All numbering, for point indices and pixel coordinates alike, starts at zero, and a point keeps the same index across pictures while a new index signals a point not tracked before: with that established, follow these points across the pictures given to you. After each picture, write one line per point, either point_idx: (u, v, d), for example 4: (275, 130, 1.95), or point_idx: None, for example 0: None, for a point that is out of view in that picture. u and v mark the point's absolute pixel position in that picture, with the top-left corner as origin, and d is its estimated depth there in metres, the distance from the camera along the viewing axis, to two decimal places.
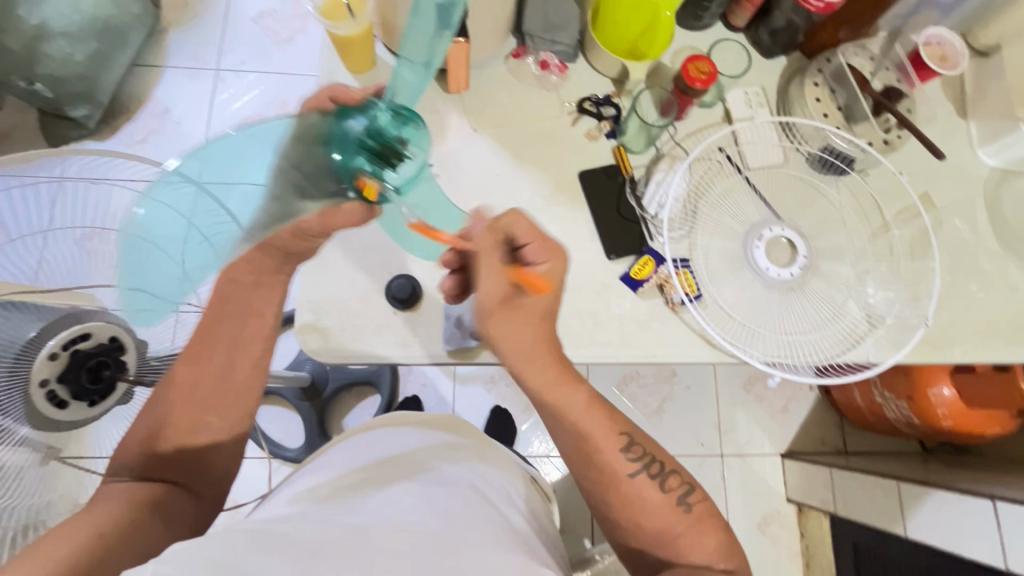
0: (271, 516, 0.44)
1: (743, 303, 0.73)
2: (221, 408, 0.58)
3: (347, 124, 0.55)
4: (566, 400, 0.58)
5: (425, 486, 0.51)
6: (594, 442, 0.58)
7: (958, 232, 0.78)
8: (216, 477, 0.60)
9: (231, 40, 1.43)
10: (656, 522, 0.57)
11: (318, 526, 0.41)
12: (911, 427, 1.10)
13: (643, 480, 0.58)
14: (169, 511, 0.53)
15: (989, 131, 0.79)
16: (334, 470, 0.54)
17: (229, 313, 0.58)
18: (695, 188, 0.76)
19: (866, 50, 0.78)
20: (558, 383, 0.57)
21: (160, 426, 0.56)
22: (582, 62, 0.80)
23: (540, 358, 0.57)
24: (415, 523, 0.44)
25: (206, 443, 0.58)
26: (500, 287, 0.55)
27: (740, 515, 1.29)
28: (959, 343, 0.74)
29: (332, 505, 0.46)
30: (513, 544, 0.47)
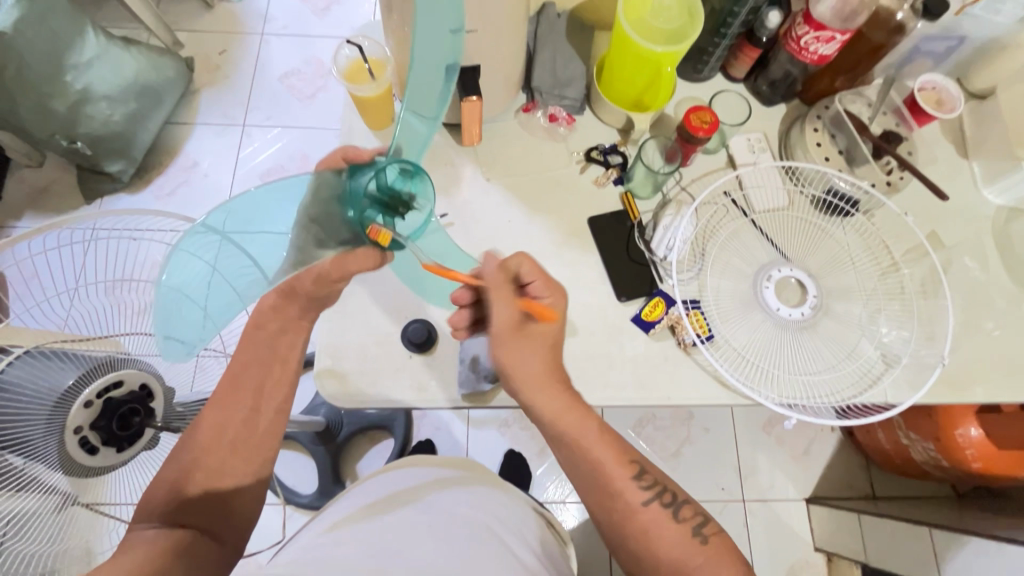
0: (291, 560, 0.44)
1: (756, 343, 0.74)
2: (247, 451, 0.59)
3: (358, 180, 0.57)
4: (581, 433, 0.58)
5: (443, 530, 0.50)
6: (604, 469, 0.58)
7: (969, 270, 0.78)
8: (239, 525, 0.58)
9: (258, 99, 1.52)
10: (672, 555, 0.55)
11: (338, 574, 0.41)
12: (940, 470, 1.06)
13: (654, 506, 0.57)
14: (196, 556, 0.52)
15: (992, 171, 0.80)
16: (351, 513, 0.54)
17: (259, 359, 0.61)
18: (703, 232, 0.78)
19: (863, 97, 0.81)
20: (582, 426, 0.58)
21: (184, 470, 0.57)
22: (589, 113, 0.85)
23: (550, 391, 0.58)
24: (433, 567, 0.44)
25: (230, 487, 0.58)
26: (512, 315, 0.58)
27: (766, 565, 1.24)
28: (980, 382, 0.73)
29: (352, 547, 0.46)
30: None
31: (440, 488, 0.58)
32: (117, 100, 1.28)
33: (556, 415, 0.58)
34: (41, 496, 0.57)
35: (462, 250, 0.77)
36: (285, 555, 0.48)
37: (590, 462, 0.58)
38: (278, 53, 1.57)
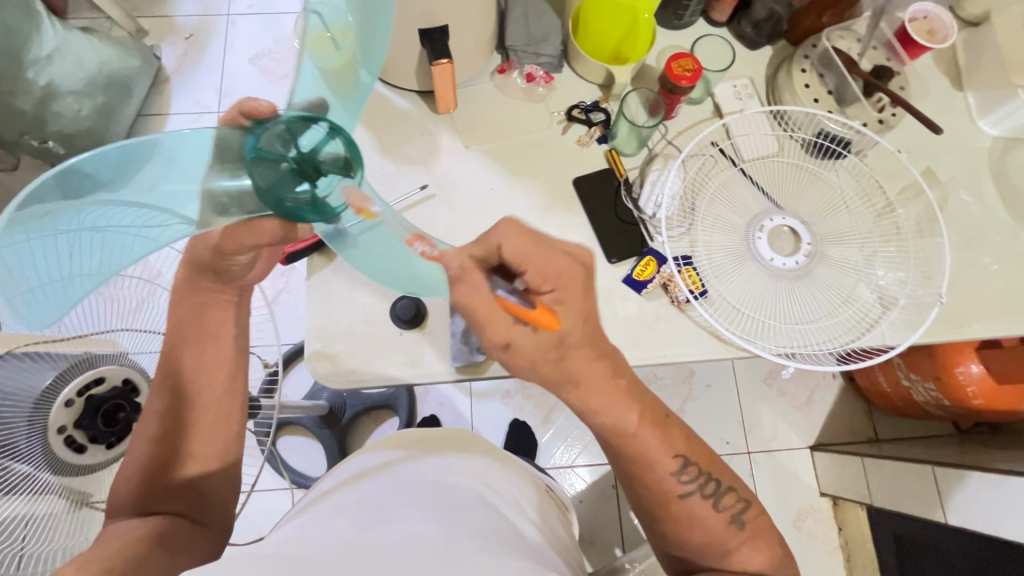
0: (284, 539, 0.44)
1: (751, 296, 0.72)
2: (204, 432, 0.59)
3: (262, 150, 0.48)
4: (620, 418, 0.53)
5: (428, 499, 0.50)
6: (649, 460, 0.55)
7: (965, 205, 0.76)
8: (217, 504, 0.60)
9: (230, 83, 1.47)
10: (709, 538, 0.56)
11: (327, 547, 0.41)
12: (941, 409, 1.07)
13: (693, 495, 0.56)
14: (176, 541, 0.52)
15: (987, 102, 0.78)
16: (336, 489, 0.54)
17: (195, 344, 0.60)
18: (691, 184, 0.76)
19: (851, 33, 0.77)
20: (609, 404, 0.53)
21: (153, 460, 0.56)
22: (567, 70, 0.82)
23: (588, 385, 0.52)
24: (427, 535, 0.44)
25: (196, 470, 0.59)
26: (501, 334, 0.48)
27: (773, 513, 1.26)
28: (979, 318, 0.72)
29: (347, 522, 0.46)
30: (518, 551, 0.47)
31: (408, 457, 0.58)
32: (83, 94, 1.24)
33: (602, 409, 0.53)
34: (35, 497, 0.58)
35: (445, 223, 0.75)
36: (277, 535, 0.48)
37: (634, 452, 0.55)
38: (245, 33, 1.51)
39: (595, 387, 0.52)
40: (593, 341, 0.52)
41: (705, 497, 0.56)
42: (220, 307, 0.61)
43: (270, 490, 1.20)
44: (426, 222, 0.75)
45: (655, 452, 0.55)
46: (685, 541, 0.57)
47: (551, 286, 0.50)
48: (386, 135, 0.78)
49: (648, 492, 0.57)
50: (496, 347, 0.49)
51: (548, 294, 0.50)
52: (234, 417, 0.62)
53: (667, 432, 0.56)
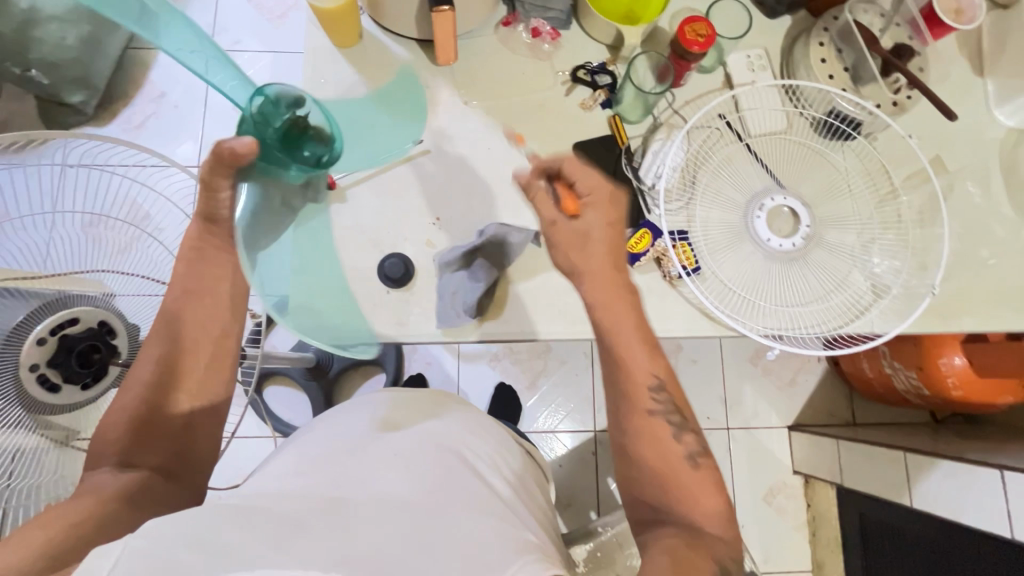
0: (256, 491, 0.44)
1: (744, 275, 0.72)
2: (191, 385, 0.59)
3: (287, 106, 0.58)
4: (618, 317, 0.58)
5: (405, 458, 0.50)
6: (629, 367, 0.58)
7: (970, 197, 0.75)
8: (196, 462, 0.59)
9: (224, 19, 1.41)
10: (662, 452, 0.56)
11: (294, 505, 0.41)
12: (921, 398, 1.08)
13: (635, 407, 0.57)
14: (151, 497, 0.52)
15: (1006, 90, 0.75)
16: (315, 445, 0.54)
17: (194, 293, 0.60)
18: (694, 157, 0.74)
19: (875, 7, 0.73)
20: (607, 298, 0.57)
21: (142, 408, 0.56)
22: (576, 28, 0.78)
23: (613, 310, 0.58)
24: (404, 496, 0.45)
25: (182, 421, 0.58)
26: (548, 215, 0.59)
27: (745, 487, 1.30)
28: (969, 312, 0.71)
29: (319, 478, 0.46)
30: (493, 513, 0.47)
31: (403, 414, 0.57)
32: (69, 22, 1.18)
33: (601, 301, 0.58)
34: (11, 429, 0.57)
35: (438, 181, 0.73)
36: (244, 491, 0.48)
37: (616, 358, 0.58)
38: None
39: (617, 309, 0.58)
40: (616, 253, 0.59)
41: (657, 413, 0.57)
42: (217, 253, 0.60)
43: (255, 437, 1.21)
44: (420, 179, 0.73)
45: (637, 364, 0.58)
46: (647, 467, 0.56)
47: (591, 196, 0.58)
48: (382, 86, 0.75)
49: (625, 412, 0.58)
50: (545, 226, 0.59)
51: (588, 200, 0.58)
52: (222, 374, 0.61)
53: (652, 351, 0.59)
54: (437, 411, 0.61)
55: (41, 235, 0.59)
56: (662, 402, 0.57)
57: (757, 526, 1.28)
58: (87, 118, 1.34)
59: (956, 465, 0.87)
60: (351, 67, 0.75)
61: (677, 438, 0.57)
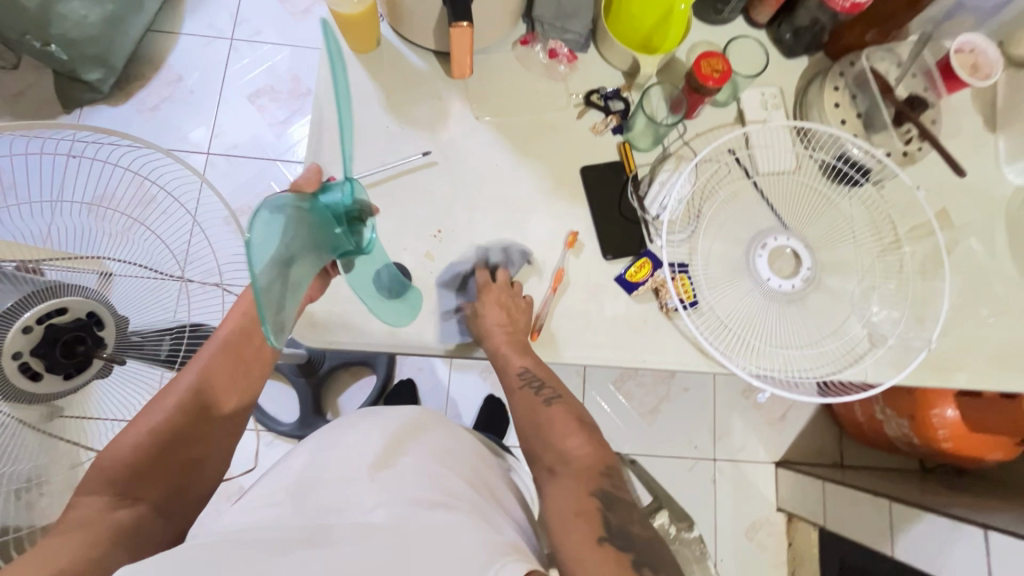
0: (236, 528, 0.46)
1: (742, 313, 0.71)
2: (211, 426, 0.62)
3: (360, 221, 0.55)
4: (501, 338, 0.68)
5: (396, 484, 0.51)
6: (501, 359, 0.68)
7: (973, 253, 0.74)
8: (191, 501, 0.61)
9: (247, 11, 1.43)
10: (530, 416, 0.66)
11: (270, 555, 0.41)
12: (910, 446, 1.07)
13: (508, 381, 0.68)
14: (140, 533, 0.55)
15: (1017, 149, 0.75)
16: (300, 470, 0.55)
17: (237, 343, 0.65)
18: (701, 190, 0.74)
19: (892, 55, 0.74)
20: (492, 332, 0.68)
21: (165, 436, 0.59)
22: (593, 52, 0.78)
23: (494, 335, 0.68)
24: (385, 519, 0.47)
25: (192, 460, 0.61)
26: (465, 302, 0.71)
27: (728, 521, 1.29)
28: (963, 368, 0.71)
29: (308, 508, 0.48)
30: (485, 531, 0.49)
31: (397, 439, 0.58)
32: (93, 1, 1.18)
33: (496, 328, 0.68)
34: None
35: (443, 193, 0.73)
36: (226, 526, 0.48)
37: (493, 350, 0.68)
38: None
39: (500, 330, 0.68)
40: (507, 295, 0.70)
41: (525, 385, 0.67)
42: None
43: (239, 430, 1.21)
44: (425, 191, 0.73)
45: (509, 362, 0.67)
46: (518, 421, 0.68)
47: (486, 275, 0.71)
48: (395, 93, 0.75)
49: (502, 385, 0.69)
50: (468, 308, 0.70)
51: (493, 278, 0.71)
52: (238, 418, 0.65)
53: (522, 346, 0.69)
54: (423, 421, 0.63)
55: (42, 220, 0.61)
56: (529, 377, 0.67)
57: (736, 561, 1.27)
58: (102, 95, 1.34)
59: (940, 519, 0.87)
60: (365, 72, 0.75)
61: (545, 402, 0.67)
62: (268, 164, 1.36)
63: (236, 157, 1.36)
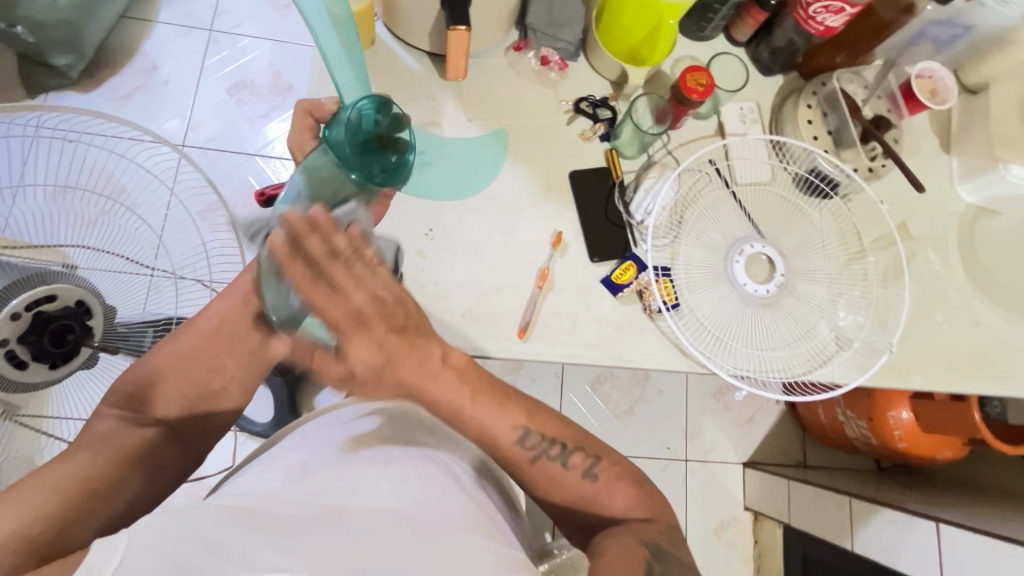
0: (244, 494, 0.46)
1: (718, 315, 0.75)
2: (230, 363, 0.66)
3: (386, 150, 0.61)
4: (462, 403, 0.57)
5: (397, 477, 0.52)
6: (490, 434, 0.58)
7: (931, 264, 0.80)
8: (200, 434, 0.65)
9: (228, 2, 1.41)
10: (573, 498, 0.59)
11: (280, 527, 0.41)
12: (869, 446, 1.13)
13: (513, 460, 0.58)
14: (151, 465, 0.58)
15: (969, 169, 0.81)
16: (295, 461, 0.54)
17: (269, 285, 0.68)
18: (683, 198, 0.77)
19: (859, 78, 0.79)
20: (462, 409, 0.57)
21: (189, 368, 0.63)
22: (583, 61, 0.80)
23: (469, 411, 0.57)
24: (391, 508, 0.47)
25: (209, 395, 0.65)
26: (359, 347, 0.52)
27: (698, 520, 1.33)
28: (920, 370, 0.76)
29: (311, 488, 0.48)
30: (479, 531, 0.50)
31: (393, 438, 0.59)
32: None
33: (443, 400, 0.56)
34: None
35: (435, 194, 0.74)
36: (225, 498, 0.48)
37: (475, 428, 0.58)
38: None
39: (477, 415, 0.57)
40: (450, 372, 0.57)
41: (536, 459, 0.58)
42: None
43: None
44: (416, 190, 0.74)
45: (499, 427, 0.58)
46: (555, 501, 0.60)
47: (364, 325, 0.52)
48: (388, 91, 0.76)
49: (505, 462, 0.59)
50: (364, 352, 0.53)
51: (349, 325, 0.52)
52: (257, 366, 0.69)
53: (504, 404, 0.59)
54: None
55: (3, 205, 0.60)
56: (535, 448, 0.58)
57: (705, 559, 1.31)
58: (70, 82, 1.30)
59: (897, 514, 0.92)
60: None
61: (568, 466, 0.59)
62: (246, 159, 1.33)
63: (213, 151, 1.33)
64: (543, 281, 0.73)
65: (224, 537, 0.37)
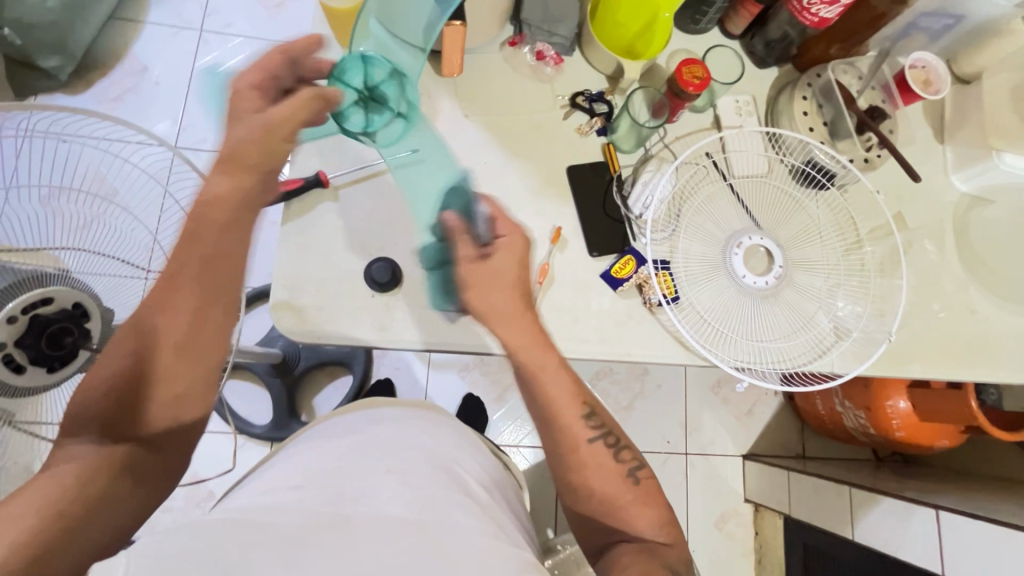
0: (243, 504, 0.46)
1: (719, 308, 0.75)
2: (186, 370, 0.57)
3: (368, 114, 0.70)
4: (542, 366, 0.59)
5: (401, 480, 0.51)
6: (557, 402, 0.60)
7: (927, 253, 0.80)
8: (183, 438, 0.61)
9: (218, 2, 1.40)
10: (608, 492, 0.61)
11: (284, 538, 0.40)
12: (866, 436, 1.14)
13: (573, 439, 0.61)
14: (140, 473, 0.57)
15: (963, 158, 0.82)
16: (296, 466, 0.54)
17: (207, 268, 0.57)
18: (680, 192, 0.77)
19: (854, 69, 0.80)
20: (541, 368, 0.59)
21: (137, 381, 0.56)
22: (578, 56, 0.80)
23: (542, 376, 0.59)
24: (392, 512, 0.47)
25: (176, 398, 0.58)
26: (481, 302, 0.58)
27: (699, 513, 1.33)
28: (918, 359, 0.76)
29: (314, 494, 0.48)
30: (484, 532, 0.50)
31: (397, 442, 0.58)
32: None
33: (520, 347, 0.58)
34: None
35: None
36: (228, 506, 0.48)
37: (545, 394, 0.60)
38: None
39: (546, 376, 0.59)
40: (526, 321, 0.59)
41: (593, 441, 0.61)
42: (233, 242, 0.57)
43: (209, 432, 1.17)
44: None
45: (557, 392, 0.60)
46: (591, 493, 0.61)
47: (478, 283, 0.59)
48: None
49: (558, 448, 0.62)
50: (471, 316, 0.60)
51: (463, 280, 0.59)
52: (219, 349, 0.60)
53: (562, 373, 0.61)
54: (429, 424, 0.65)
55: None
56: (597, 428, 0.62)
57: (707, 552, 1.32)
58: (59, 84, 1.28)
59: (897, 503, 0.93)
60: None
61: (617, 458, 0.62)
62: None
63: (206, 152, 1.32)
64: (543, 277, 0.73)
65: (223, 553, 0.37)
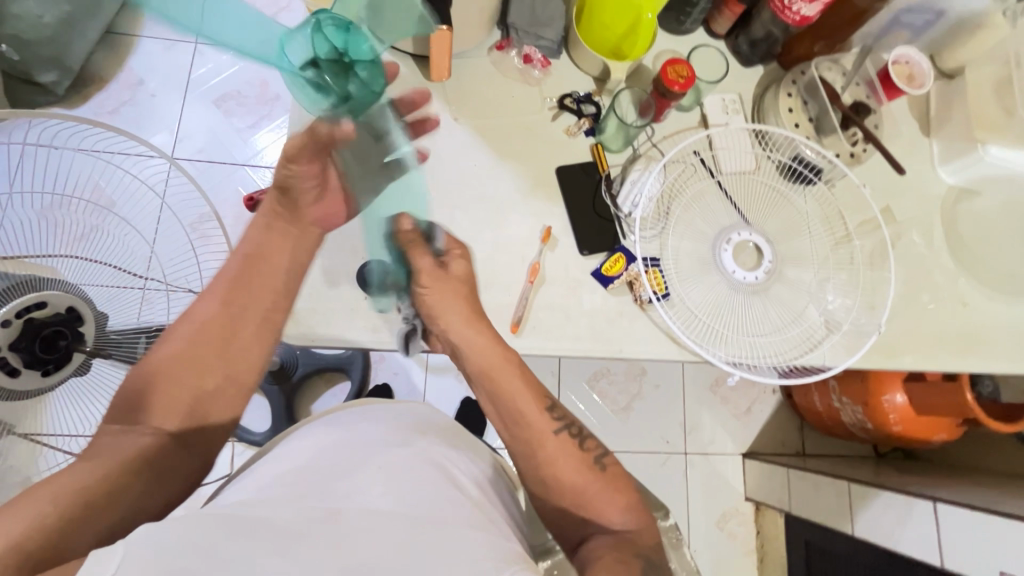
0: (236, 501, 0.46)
1: (709, 303, 0.75)
2: (245, 347, 0.63)
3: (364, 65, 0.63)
4: (499, 370, 0.65)
5: (393, 476, 0.52)
6: (515, 402, 0.64)
7: (916, 246, 0.81)
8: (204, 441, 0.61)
9: None
10: (577, 484, 0.61)
11: (275, 533, 0.41)
12: (864, 432, 1.14)
13: (539, 433, 0.63)
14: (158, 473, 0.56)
15: (950, 151, 0.83)
16: (289, 464, 0.54)
17: (249, 269, 0.65)
18: (669, 190, 0.78)
19: (838, 65, 0.81)
20: (496, 367, 0.64)
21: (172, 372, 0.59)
22: (565, 58, 0.81)
23: (497, 376, 0.64)
24: (384, 507, 0.47)
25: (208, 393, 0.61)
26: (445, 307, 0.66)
27: (700, 513, 1.33)
28: (910, 351, 0.77)
29: (306, 490, 0.48)
30: (476, 526, 0.50)
31: (391, 439, 0.58)
32: None
33: (480, 349, 0.65)
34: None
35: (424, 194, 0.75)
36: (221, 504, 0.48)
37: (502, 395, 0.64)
38: None
39: (500, 375, 0.64)
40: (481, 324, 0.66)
41: (559, 431, 0.64)
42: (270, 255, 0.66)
43: None
44: None
45: (516, 389, 0.64)
46: (564, 485, 0.62)
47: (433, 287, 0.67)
48: None
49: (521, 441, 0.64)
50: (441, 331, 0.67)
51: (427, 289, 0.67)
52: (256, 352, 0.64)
53: (524, 375, 0.65)
54: (421, 423, 0.65)
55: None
56: (559, 420, 0.65)
57: (709, 552, 1.31)
58: (56, 99, 1.29)
59: (895, 496, 0.93)
60: None
61: (583, 446, 0.64)
62: (236, 169, 1.33)
63: (202, 163, 1.33)
64: (534, 277, 0.73)
65: (215, 550, 0.37)
